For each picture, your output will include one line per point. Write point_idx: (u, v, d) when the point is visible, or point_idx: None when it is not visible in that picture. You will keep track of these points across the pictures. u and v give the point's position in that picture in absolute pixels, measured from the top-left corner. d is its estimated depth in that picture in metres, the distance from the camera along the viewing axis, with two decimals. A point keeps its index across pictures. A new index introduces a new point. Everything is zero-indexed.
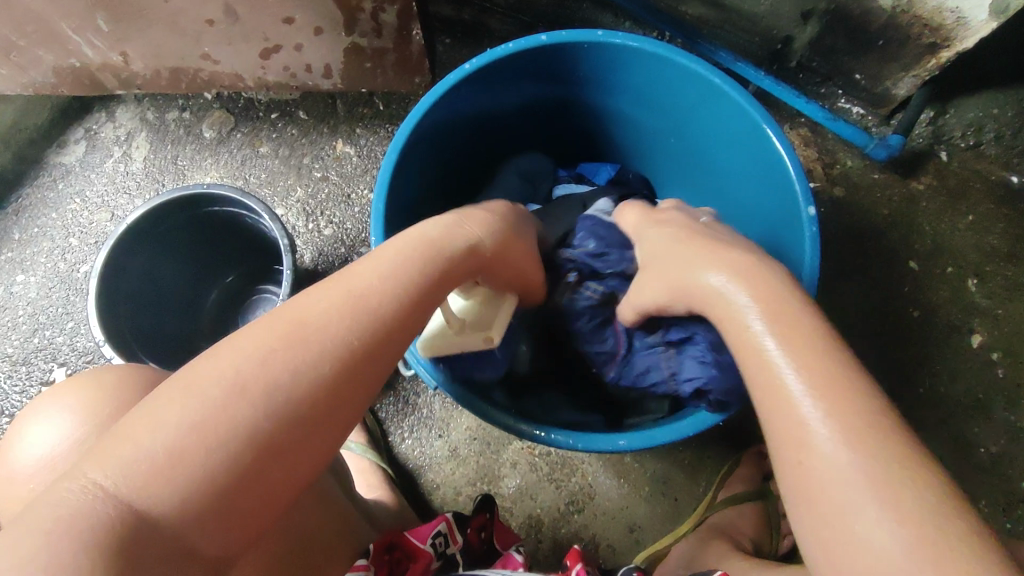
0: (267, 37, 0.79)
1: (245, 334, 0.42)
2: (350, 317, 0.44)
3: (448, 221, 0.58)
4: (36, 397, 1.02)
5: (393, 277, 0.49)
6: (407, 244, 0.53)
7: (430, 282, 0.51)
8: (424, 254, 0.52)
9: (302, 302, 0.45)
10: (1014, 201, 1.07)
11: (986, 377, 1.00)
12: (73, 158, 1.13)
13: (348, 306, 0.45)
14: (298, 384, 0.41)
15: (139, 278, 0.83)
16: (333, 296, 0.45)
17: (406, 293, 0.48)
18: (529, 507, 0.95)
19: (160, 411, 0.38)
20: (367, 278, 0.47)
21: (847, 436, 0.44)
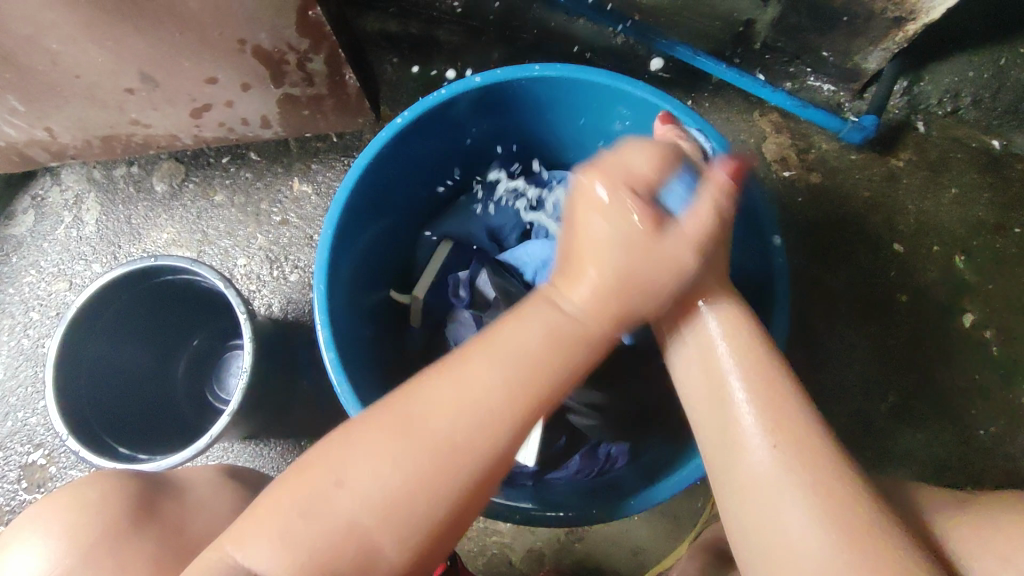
0: (194, 97, 0.75)
1: (375, 431, 0.50)
2: (473, 433, 0.50)
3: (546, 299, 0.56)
4: (15, 482, 0.99)
5: (521, 386, 0.52)
6: (525, 337, 0.54)
7: (555, 367, 0.53)
8: (545, 348, 0.53)
9: (418, 411, 0.51)
10: (998, 168, 1.03)
11: (978, 357, 0.97)
12: (24, 229, 1.09)
13: (473, 428, 0.50)
14: (432, 480, 0.49)
15: (98, 363, 0.80)
16: (458, 424, 0.50)
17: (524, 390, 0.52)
18: (528, 541, 0.92)
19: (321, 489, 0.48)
20: (485, 391, 0.51)
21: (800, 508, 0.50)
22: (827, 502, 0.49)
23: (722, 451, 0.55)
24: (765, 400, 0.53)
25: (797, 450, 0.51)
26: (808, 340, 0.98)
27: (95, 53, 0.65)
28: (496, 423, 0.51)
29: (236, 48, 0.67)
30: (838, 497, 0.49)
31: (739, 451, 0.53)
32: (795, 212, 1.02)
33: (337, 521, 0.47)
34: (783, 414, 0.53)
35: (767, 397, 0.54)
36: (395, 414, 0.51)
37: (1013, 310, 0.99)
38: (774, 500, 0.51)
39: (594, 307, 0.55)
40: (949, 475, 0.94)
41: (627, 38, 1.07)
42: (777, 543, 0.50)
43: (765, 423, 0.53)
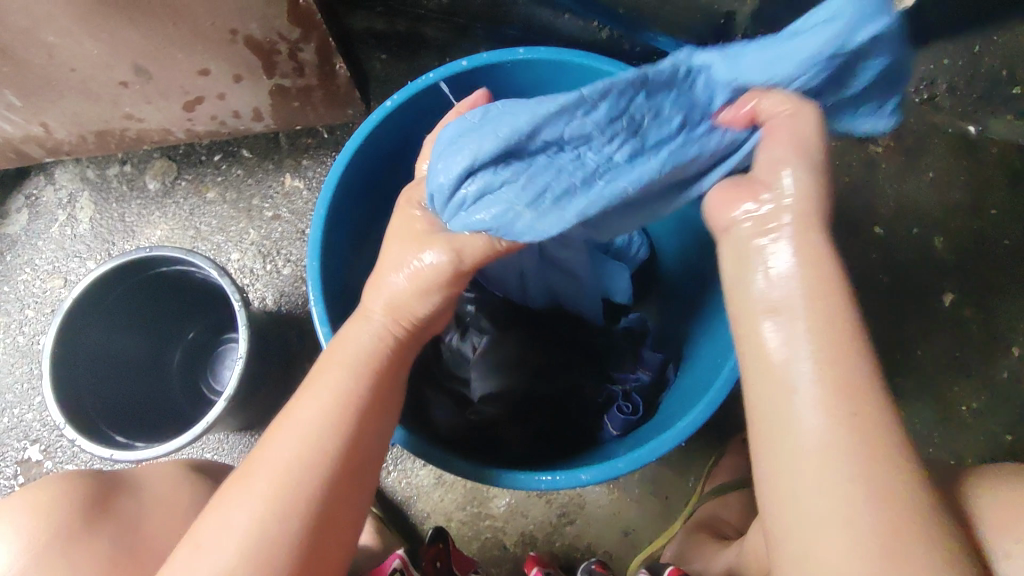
0: (187, 90, 0.76)
1: (220, 503, 0.53)
2: (303, 450, 0.53)
3: (358, 320, 0.61)
4: (12, 478, 1.00)
5: (327, 429, 0.55)
6: (308, 402, 0.56)
7: (347, 423, 0.55)
8: (330, 415, 0.55)
9: (248, 469, 0.54)
10: (973, 152, 1.06)
11: (955, 335, 1.00)
12: (18, 227, 1.10)
13: (302, 450, 0.53)
14: (277, 524, 0.51)
15: (94, 353, 0.81)
16: (280, 467, 0.53)
17: (323, 431, 0.54)
18: (521, 523, 0.94)
19: (241, 487, 0.53)
20: (275, 450, 0.54)
21: (834, 494, 0.43)
22: (879, 498, 0.42)
23: (769, 408, 0.45)
24: (836, 379, 0.44)
25: (854, 437, 0.43)
26: None
27: (90, 45, 0.66)
28: (315, 451, 0.54)
29: (228, 39, 0.68)
30: (904, 504, 0.42)
31: (785, 416, 0.45)
32: None
33: (308, 493, 0.52)
34: (857, 405, 0.44)
35: (847, 381, 0.44)
36: (232, 480, 0.54)
37: (989, 289, 1.01)
38: (806, 476, 0.43)
39: (417, 291, 0.59)
40: (933, 451, 0.96)
41: (611, 33, 1.09)
42: (816, 521, 0.43)
43: (827, 388, 0.44)
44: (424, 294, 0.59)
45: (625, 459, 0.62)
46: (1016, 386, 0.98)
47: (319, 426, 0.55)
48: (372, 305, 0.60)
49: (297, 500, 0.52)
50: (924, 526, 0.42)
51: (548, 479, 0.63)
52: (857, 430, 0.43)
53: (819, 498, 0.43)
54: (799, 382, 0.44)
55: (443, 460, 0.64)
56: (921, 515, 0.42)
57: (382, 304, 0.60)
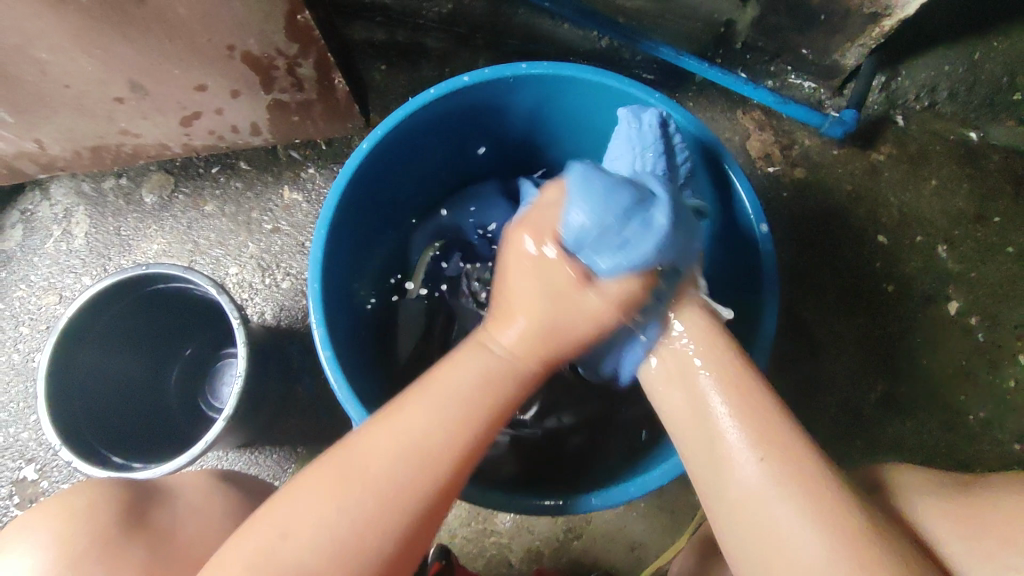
0: (184, 106, 0.75)
1: (247, 535, 0.51)
2: (366, 520, 0.51)
3: (474, 352, 0.60)
4: (8, 498, 0.99)
5: (416, 477, 0.53)
6: (442, 399, 0.57)
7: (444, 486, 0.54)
8: (421, 468, 0.53)
9: (293, 506, 0.52)
10: (976, 160, 1.05)
11: (961, 344, 0.99)
12: (12, 243, 1.09)
13: (363, 508, 0.51)
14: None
15: (90, 373, 0.80)
16: (343, 509, 0.51)
17: (417, 482, 0.53)
18: (526, 540, 0.92)
19: (387, 431, 0.55)
20: (371, 475, 0.53)
21: (781, 502, 0.51)
22: (818, 505, 0.50)
23: (702, 456, 0.56)
24: (738, 402, 0.56)
25: (798, 467, 0.52)
26: (798, 333, 0.99)
27: (84, 62, 0.65)
28: (402, 485, 0.53)
29: (225, 54, 0.67)
30: (824, 493, 0.51)
31: (708, 428, 0.56)
32: (781, 208, 1.03)
33: (354, 546, 0.50)
34: (752, 399, 0.56)
35: (761, 427, 0.54)
36: (271, 507, 0.52)
37: (995, 297, 1.00)
38: (731, 469, 0.54)
39: (529, 347, 0.60)
40: (940, 461, 0.95)
41: (611, 42, 1.09)
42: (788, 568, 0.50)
43: (757, 450, 0.54)
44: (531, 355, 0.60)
45: (633, 484, 0.62)
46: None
47: (407, 468, 0.53)
48: (498, 342, 0.61)
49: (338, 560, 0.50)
50: (857, 520, 0.50)
51: (556, 504, 0.62)
52: (770, 427, 0.54)
53: (775, 508, 0.52)
54: (733, 446, 0.55)
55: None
56: (863, 528, 0.50)
57: (510, 342, 0.60)
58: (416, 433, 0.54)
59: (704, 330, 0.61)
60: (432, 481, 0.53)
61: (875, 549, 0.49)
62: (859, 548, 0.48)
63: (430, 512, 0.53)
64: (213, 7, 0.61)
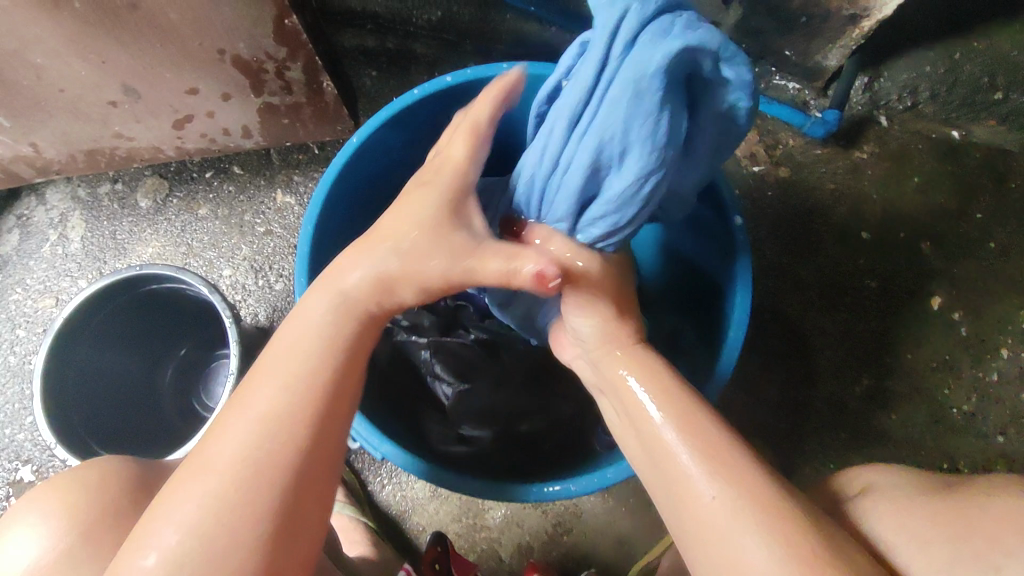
0: (176, 109, 0.77)
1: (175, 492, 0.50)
2: (274, 434, 0.51)
3: (330, 282, 0.59)
4: (4, 499, 0.99)
5: (303, 387, 0.54)
6: (300, 340, 0.56)
7: (332, 375, 0.55)
8: (321, 356, 0.56)
9: (213, 449, 0.51)
10: (956, 158, 1.07)
11: (944, 339, 1.00)
12: (9, 247, 1.11)
13: (267, 425, 0.51)
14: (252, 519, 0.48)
15: (84, 373, 0.81)
16: (257, 429, 0.51)
17: (319, 398, 0.54)
18: (517, 535, 0.93)
19: (240, 413, 0.52)
20: (260, 401, 0.53)
21: (715, 493, 0.50)
22: (768, 514, 0.48)
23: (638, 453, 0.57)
24: (673, 405, 0.56)
25: (719, 457, 0.52)
26: (783, 329, 1.00)
27: (78, 66, 0.67)
28: (292, 406, 0.52)
29: (215, 58, 0.69)
30: (784, 511, 0.48)
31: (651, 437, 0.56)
32: (765, 207, 1.05)
33: (284, 465, 0.50)
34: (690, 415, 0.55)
35: (690, 420, 0.55)
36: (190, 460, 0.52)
37: (978, 292, 1.02)
38: (685, 480, 0.52)
39: (373, 281, 0.58)
40: (925, 455, 0.96)
41: None
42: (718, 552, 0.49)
43: (707, 465, 0.52)
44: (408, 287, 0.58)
45: (613, 468, 0.63)
46: (1005, 388, 0.98)
47: (292, 397, 0.53)
48: (349, 274, 0.58)
49: (278, 487, 0.50)
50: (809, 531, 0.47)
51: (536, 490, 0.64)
52: (694, 417, 0.55)
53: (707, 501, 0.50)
54: (684, 467, 0.52)
55: (436, 471, 0.65)
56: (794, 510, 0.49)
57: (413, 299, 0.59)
58: (271, 394, 0.53)
59: (644, 359, 0.61)
60: (290, 448, 0.51)
61: (802, 528, 0.47)
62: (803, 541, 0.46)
63: (317, 439, 0.53)
64: (203, 12, 0.62)
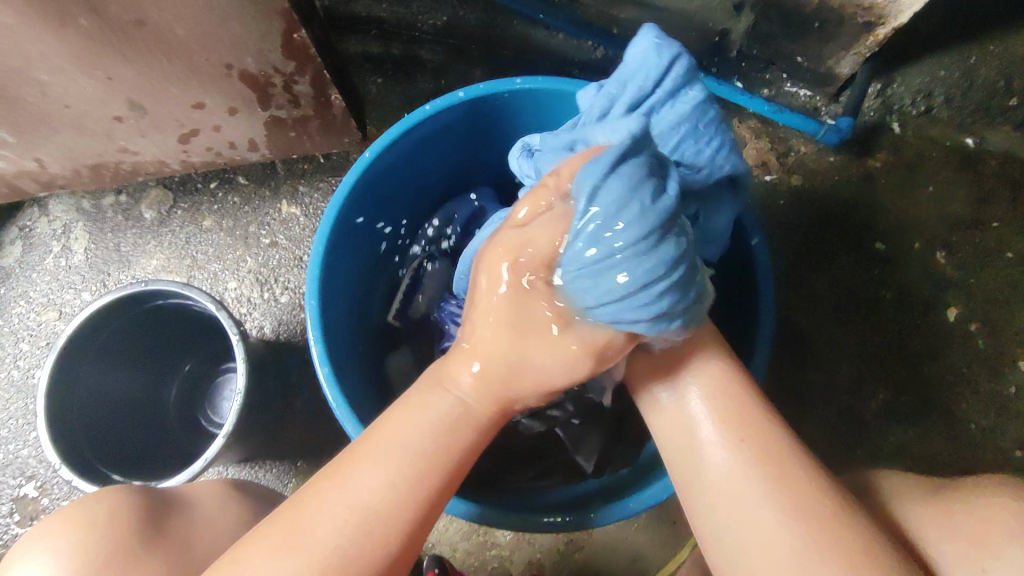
0: (181, 123, 0.75)
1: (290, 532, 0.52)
2: (396, 489, 0.53)
3: (444, 382, 0.58)
4: (9, 516, 0.98)
5: (437, 458, 0.55)
6: (425, 414, 0.56)
7: (472, 443, 0.57)
8: (439, 440, 0.55)
9: (341, 489, 0.53)
10: (972, 166, 1.05)
11: (961, 351, 0.99)
12: (12, 259, 1.09)
13: (392, 481, 0.53)
14: (366, 562, 0.51)
15: (89, 392, 0.80)
16: (381, 484, 0.53)
17: (434, 470, 0.55)
18: (528, 552, 0.92)
19: (364, 469, 0.54)
20: (400, 451, 0.54)
21: (761, 505, 0.54)
22: (794, 519, 0.52)
23: (682, 451, 0.60)
24: (720, 403, 0.59)
25: (760, 466, 0.55)
26: (797, 340, 0.99)
27: (83, 82, 0.65)
28: (416, 451, 0.55)
29: (222, 73, 0.68)
30: (818, 514, 0.52)
31: (698, 449, 0.58)
32: (778, 216, 1.03)
33: (397, 519, 0.53)
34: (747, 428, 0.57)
35: (729, 411, 0.59)
36: (308, 500, 0.53)
37: (995, 303, 1.01)
38: (733, 495, 0.55)
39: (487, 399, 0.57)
40: (943, 469, 0.95)
41: (606, 52, 1.09)
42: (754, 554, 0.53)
43: (762, 472, 0.55)
44: (490, 397, 0.57)
45: (635, 499, 0.64)
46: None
47: (410, 451, 0.55)
48: (457, 382, 0.57)
49: (394, 533, 0.52)
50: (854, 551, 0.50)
51: None
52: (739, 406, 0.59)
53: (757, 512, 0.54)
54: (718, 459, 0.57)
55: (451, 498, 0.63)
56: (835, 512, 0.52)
57: (472, 386, 0.57)
58: (408, 445, 0.55)
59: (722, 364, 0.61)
60: (422, 492, 0.54)
61: (848, 536, 0.51)
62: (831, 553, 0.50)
63: (440, 494, 0.55)
64: (210, 27, 0.61)
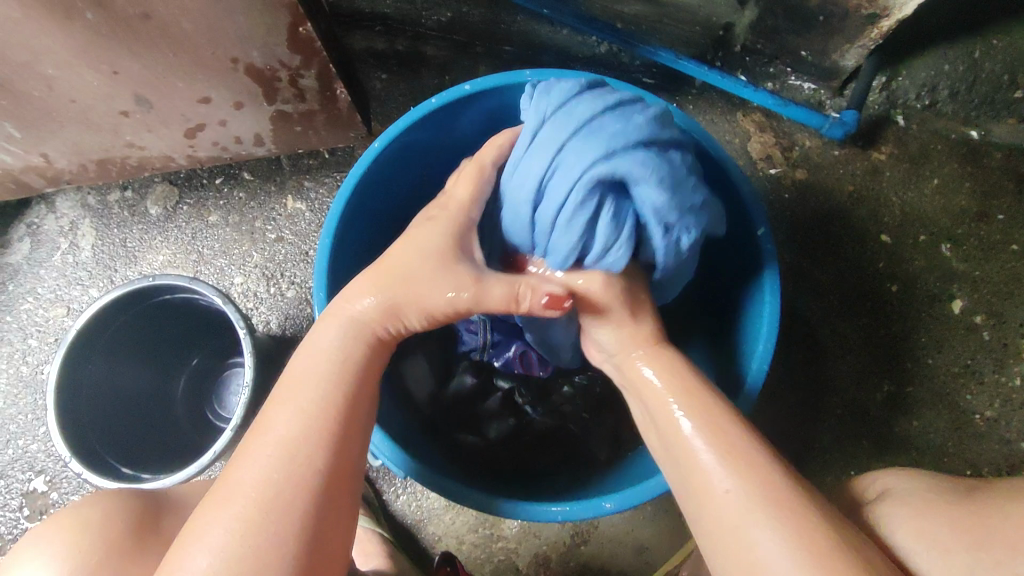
0: (188, 118, 0.76)
1: (226, 479, 0.51)
2: (323, 400, 0.55)
3: (336, 316, 0.62)
4: (18, 510, 0.99)
5: (338, 362, 0.58)
6: (314, 356, 0.58)
7: (358, 375, 0.58)
8: (336, 359, 0.58)
9: (265, 426, 0.53)
10: (977, 158, 1.05)
11: (967, 344, 0.99)
12: (19, 256, 1.10)
13: (322, 395, 0.55)
14: (310, 463, 0.51)
15: (97, 385, 0.81)
16: (305, 403, 0.54)
17: (347, 378, 0.57)
18: (534, 544, 0.92)
19: (276, 411, 0.54)
20: (310, 370, 0.57)
21: (744, 500, 0.51)
22: (784, 516, 0.49)
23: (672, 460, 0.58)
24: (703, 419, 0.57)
25: (749, 472, 0.52)
26: (802, 334, 0.99)
27: (89, 76, 0.66)
28: (325, 381, 0.56)
29: (229, 67, 0.68)
30: (799, 513, 0.49)
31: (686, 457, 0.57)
32: (783, 210, 1.03)
33: (323, 434, 0.53)
34: (728, 436, 0.55)
35: (718, 431, 0.56)
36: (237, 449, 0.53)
37: (1002, 296, 1.00)
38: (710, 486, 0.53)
39: (381, 303, 0.62)
40: (948, 461, 0.95)
41: (610, 46, 1.09)
42: (743, 558, 0.49)
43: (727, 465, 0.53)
44: (386, 297, 0.62)
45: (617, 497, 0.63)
46: None
47: (316, 362, 0.58)
48: (357, 303, 0.62)
49: (328, 436, 0.53)
50: (832, 535, 0.48)
51: (563, 509, 0.63)
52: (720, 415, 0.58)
53: (735, 511, 0.51)
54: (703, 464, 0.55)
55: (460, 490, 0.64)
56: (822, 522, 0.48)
57: (371, 295, 0.62)
58: (302, 387, 0.55)
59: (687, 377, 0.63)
60: (338, 409, 0.55)
61: (824, 534, 0.47)
62: (817, 536, 0.47)
63: (357, 403, 0.57)
64: (217, 21, 0.61)
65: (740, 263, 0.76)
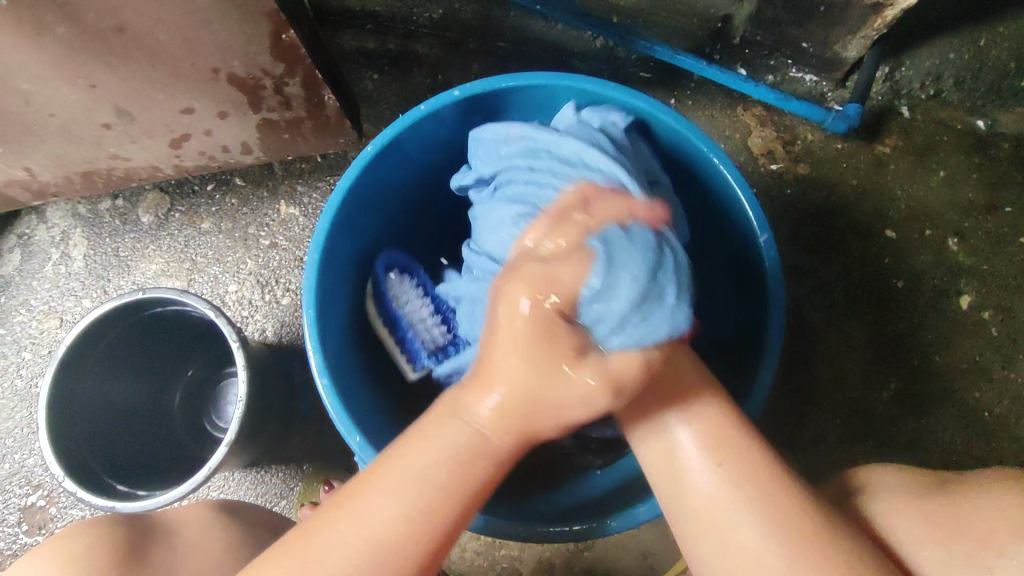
0: (172, 128, 0.74)
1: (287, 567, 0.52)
2: (406, 515, 0.53)
3: (459, 412, 0.55)
4: (17, 525, 0.99)
5: (431, 487, 0.54)
6: (422, 466, 0.54)
7: (460, 500, 0.54)
8: (447, 471, 0.54)
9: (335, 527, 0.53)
10: (984, 149, 1.02)
11: (975, 339, 0.97)
12: (11, 267, 1.09)
13: (408, 510, 0.53)
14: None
15: (91, 402, 0.80)
16: (388, 503, 0.53)
17: (435, 514, 0.53)
18: (536, 551, 0.91)
19: (352, 519, 0.53)
20: (417, 473, 0.54)
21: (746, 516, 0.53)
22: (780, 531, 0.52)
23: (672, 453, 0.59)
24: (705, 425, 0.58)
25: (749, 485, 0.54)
26: (807, 333, 0.97)
27: (67, 91, 0.64)
28: (432, 493, 0.53)
29: (209, 77, 0.66)
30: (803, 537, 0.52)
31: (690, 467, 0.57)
32: (785, 206, 1.01)
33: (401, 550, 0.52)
34: (742, 451, 0.56)
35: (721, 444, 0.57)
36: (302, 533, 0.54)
37: (1010, 289, 0.98)
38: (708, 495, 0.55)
39: (507, 424, 0.54)
40: (956, 459, 0.94)
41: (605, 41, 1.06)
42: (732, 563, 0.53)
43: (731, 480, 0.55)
44: (510, 429, 0.54)
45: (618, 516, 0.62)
46: None
47: (428, 470, 0.54)
48: (478, 411, 0.54)
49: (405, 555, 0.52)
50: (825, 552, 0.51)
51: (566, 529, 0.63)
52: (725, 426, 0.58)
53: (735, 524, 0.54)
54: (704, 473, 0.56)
55: None
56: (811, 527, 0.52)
57: (489, 414, 0.54)
58: (383, 499, 0.53)
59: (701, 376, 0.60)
60: (424, 529, 0.53)
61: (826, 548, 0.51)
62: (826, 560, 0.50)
63: (450, 520, 0.54)
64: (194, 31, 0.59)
65: (741, 266, 0.74)
